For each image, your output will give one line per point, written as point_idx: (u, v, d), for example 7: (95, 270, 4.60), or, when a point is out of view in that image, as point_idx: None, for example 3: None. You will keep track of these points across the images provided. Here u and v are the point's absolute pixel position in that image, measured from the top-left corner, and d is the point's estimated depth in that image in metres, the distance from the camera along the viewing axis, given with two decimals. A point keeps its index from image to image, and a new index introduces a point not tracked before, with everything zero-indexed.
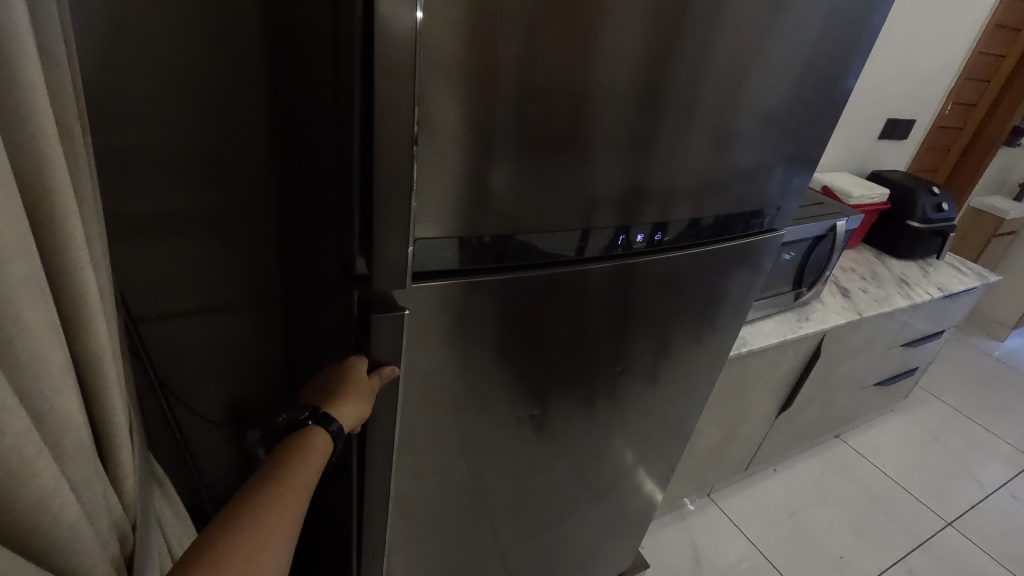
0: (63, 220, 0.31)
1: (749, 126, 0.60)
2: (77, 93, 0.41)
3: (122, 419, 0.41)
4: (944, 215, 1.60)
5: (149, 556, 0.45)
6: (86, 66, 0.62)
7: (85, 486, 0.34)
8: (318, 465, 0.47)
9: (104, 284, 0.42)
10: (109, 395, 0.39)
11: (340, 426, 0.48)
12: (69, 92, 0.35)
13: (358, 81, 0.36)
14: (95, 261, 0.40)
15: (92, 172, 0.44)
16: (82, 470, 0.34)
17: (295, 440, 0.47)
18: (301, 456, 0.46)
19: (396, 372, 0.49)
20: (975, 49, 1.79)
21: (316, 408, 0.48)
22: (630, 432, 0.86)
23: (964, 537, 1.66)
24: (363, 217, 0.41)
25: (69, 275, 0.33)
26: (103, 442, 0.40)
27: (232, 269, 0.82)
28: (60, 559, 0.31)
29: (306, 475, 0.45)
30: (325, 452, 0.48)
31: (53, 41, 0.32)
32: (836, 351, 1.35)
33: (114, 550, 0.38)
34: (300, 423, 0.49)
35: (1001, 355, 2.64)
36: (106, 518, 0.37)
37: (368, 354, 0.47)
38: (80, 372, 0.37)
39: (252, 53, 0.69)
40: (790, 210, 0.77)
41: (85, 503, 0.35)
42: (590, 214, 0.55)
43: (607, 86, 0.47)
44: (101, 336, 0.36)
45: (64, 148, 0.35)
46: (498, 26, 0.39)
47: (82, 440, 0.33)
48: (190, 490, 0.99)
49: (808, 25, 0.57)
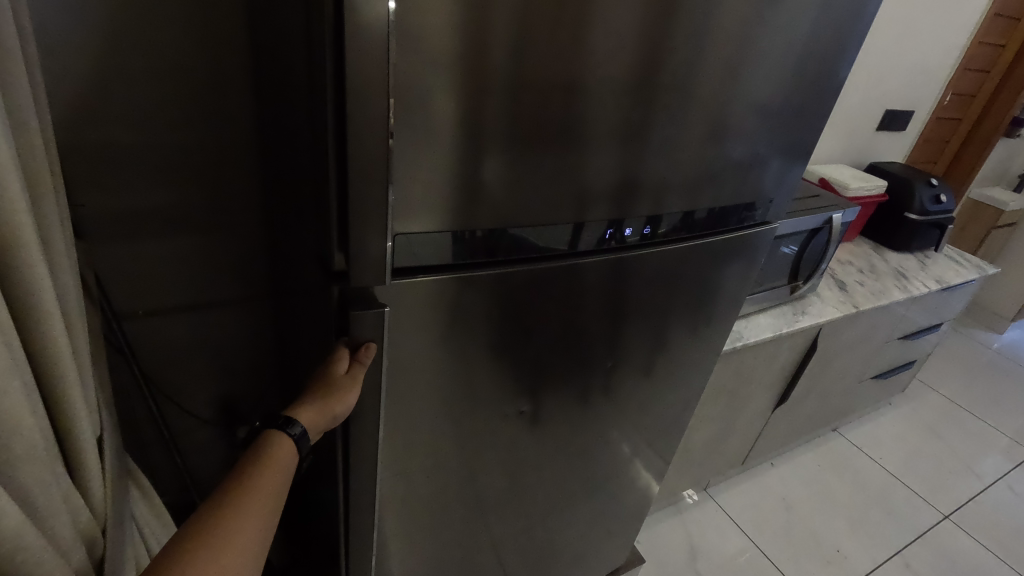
0: (7, 212, 0.30)
1: (742, 118, 0.59)
2: (36, 89, 0.40)
3: (86, 420, 0.40)
4: (942, 207, 1.60)
5: (118, 560, 0.44)
6: (53, 61, 0.60)
7: (41, 488, 0.34)
8: (287, 469, 0.48)
9: (67, 282, 0.40)
10: (70, 395, 0.38)
11: (302, 429, 0.48)
12: (22, 81, 0.34)
13: (331, 73, 0.35)
14: (53, 261, 0.39)
15: (52, 168, 0.43)
16: (36, 472, 0.33)
17: (257, 446, 0.48)
18: (266, 459, 0.47)
19: (373, 350, 0.46)
20: (975, 39, 1.78)
21: (282, 414, 0.49)
22: (625, 425, 0.85)
23: (962, 530, 1.66)
24: (340, 211, 0.40)
25: (21, 275, 0.32)
26: (67, 445, 0.39)
27: (219, 265, 0.81)
28: (8, 563, 0.30)
29: (273, 475, 0.46)
30: (292, 457, 0.48)
31: (3, 26, 0.31)
32: (832, 344, 1.35)
33: (76, 552, 0.38)
34: (263, 431, 0.49)
35: (1001, 347, 2.63)
36: (67, 522, 0.36)
37: (348, 334, 0.46)
38: (35, 368, 0.36)
39: (237, 46, 0.67)
40: (784, 203, 0.77)
41: (41, 505, 0.34)
42: (582, 207, 0.54)
43: (597, 77, 0.46)
44: (57, 330, 0.36)
45: (14, 138, 0.34)
46: (486, 15, 0.38)
47: (36, 443, 0.33)
48: (179, 487, 0.99)
49: (802, 14, 0.56)
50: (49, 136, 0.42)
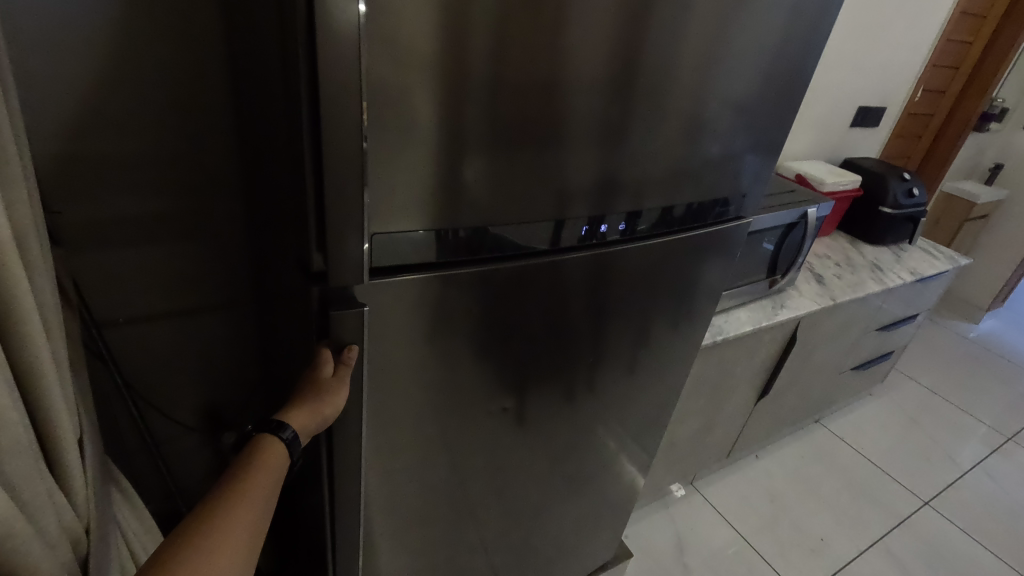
0: None
1: (717, 115, 0.60)
2: (8, 95, 0.40)
3: (67, 422, 0.40)
4: (915, 201, 1.63)
5: (101, 561, 0.44)
6: (26, 71, 0.60)
7: (25, 485, 0.34)
8: (277, 474, 0.48)
9: (44, 284, 0.40)
10: (51, 396, 0.38)
11: (294, 434, 0.48)
12: None
13: (304, 72, 0.35)
14: (30, 262, 0.39)
15: (27, 172, 0.43)
16: (22, 469, 0.33)
17: (251, 449, 0.48)
18: (257, 464, 0.46)
19: (357, 353, 0.47)
20: (942, 37, 1.82)
21: (274, 418, 0.49)
22: (610, 420, 0.86)
23: (941, 516, 1.69)
24: (317, 213, 0.41)
25: (4, 277, 0.32)
26: (48, 447, 0.39)
27: (201, 269, 0.81)
28: None
29: (264, 479, 0.46)
30: (283, 462, 0.48)
31: None
32: (812, 337, 1.37)
33: (63, 552, 0.38)
34: (255, 435, 0.49)
35: (977, 337, 2.68)
36: (54, 518, 0.36)
37: (332, 337, 0.46)
38: (15, 369, 0.36)
39: (211, 50, 0.68)
40: (759, 198, 0.78)
41: (26, 501, 0.34)
42: (563, 205, 0.55)
43: (576, 76, 0.47)
44: (36, 328, 0.35)
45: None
46: (462, 19, 0.39)
47: (20, 439, 0.33)
48: (165, 495, 0.98)
49: (771, 13, 0.57)
50: (23, 142, 0.42)
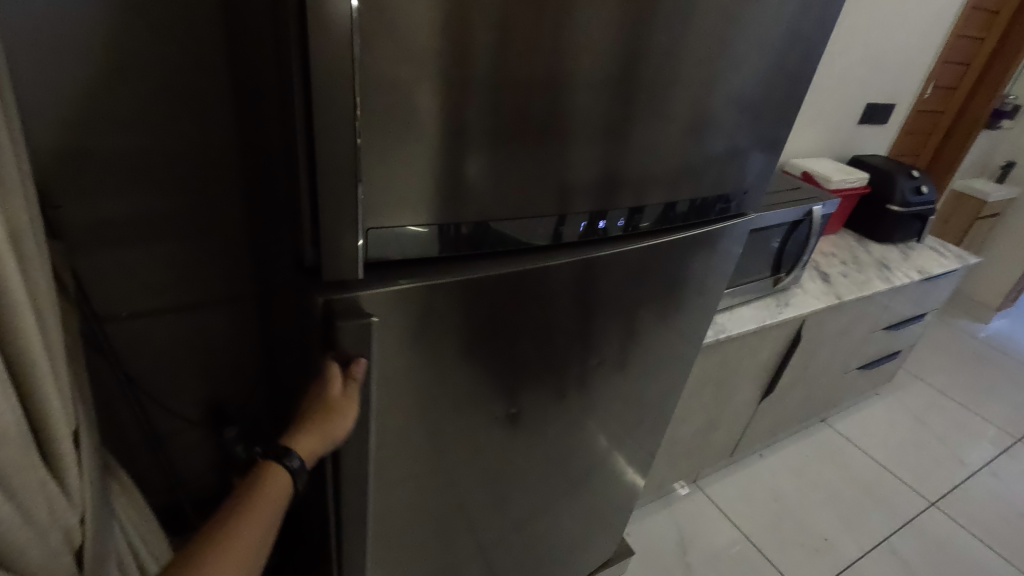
0: None
1: (720, 111, 0.60)
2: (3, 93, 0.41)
3: (61, 416, 0.41)
4: (924, 198, 1.61)
5: (97, 553, 0.45)
6: (25, 67, 0.60)
7: (17, 475, 0.34)
8: (278, 504, 0.48)
9: (39, 280, 0.41)
10: (44, 389, 0.38)
11: (301, 462, 0.49)
12: None
13: (297, 63, 0.36)
14: (24, 259, 0.39)
15: (23, 167, 0.43)
16: (14, 460, 0.34)
17: (254, 477, 0.48)
18: (259, 494, 0.47)
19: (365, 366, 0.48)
20: (953, 33, 1.80)
21: (280, 445, 0.49)
22: (610, 417, 0.86)
23: (947, 516, 1.68)
24: (311, 201, 0.41)
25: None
26: (43, 439, 0.40)
27: (202, 263, 0.81)
28: None
29: (264, 510, 0.46)
30: (285, 490, 0.48)
31: None
32: (817, 335, 1.36)
33: (56, 543, 0.38)
34: (260, 463, 0.49)
35: (987, 336, 2.66)
36: (46, 511, 0.37)
37: (337, 347, 0.46)
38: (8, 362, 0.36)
39: (211, 45, 0.68)
40: (761, 194, 0.77)
41: (17, 492, 0.35)
42: (565, 200, 0.55)
43: (580, 71, 0.47)
44: (28, 323, 0.36)
45: None
46: (462, 16, 0.39)
47: (10, 430, 0.33)
48: (166, 489, 0.98)
49: (776, 7, 0.57)
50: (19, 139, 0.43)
